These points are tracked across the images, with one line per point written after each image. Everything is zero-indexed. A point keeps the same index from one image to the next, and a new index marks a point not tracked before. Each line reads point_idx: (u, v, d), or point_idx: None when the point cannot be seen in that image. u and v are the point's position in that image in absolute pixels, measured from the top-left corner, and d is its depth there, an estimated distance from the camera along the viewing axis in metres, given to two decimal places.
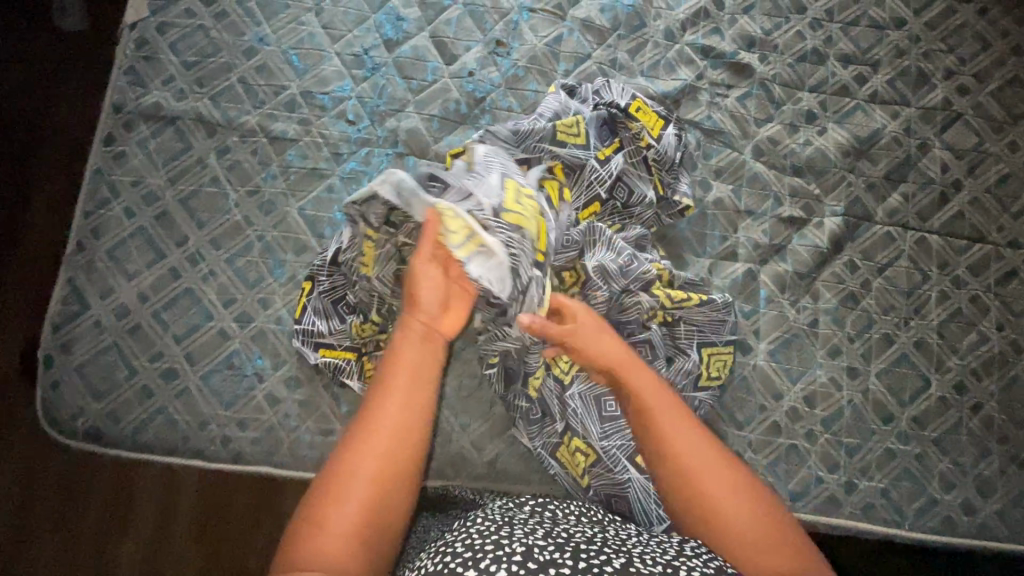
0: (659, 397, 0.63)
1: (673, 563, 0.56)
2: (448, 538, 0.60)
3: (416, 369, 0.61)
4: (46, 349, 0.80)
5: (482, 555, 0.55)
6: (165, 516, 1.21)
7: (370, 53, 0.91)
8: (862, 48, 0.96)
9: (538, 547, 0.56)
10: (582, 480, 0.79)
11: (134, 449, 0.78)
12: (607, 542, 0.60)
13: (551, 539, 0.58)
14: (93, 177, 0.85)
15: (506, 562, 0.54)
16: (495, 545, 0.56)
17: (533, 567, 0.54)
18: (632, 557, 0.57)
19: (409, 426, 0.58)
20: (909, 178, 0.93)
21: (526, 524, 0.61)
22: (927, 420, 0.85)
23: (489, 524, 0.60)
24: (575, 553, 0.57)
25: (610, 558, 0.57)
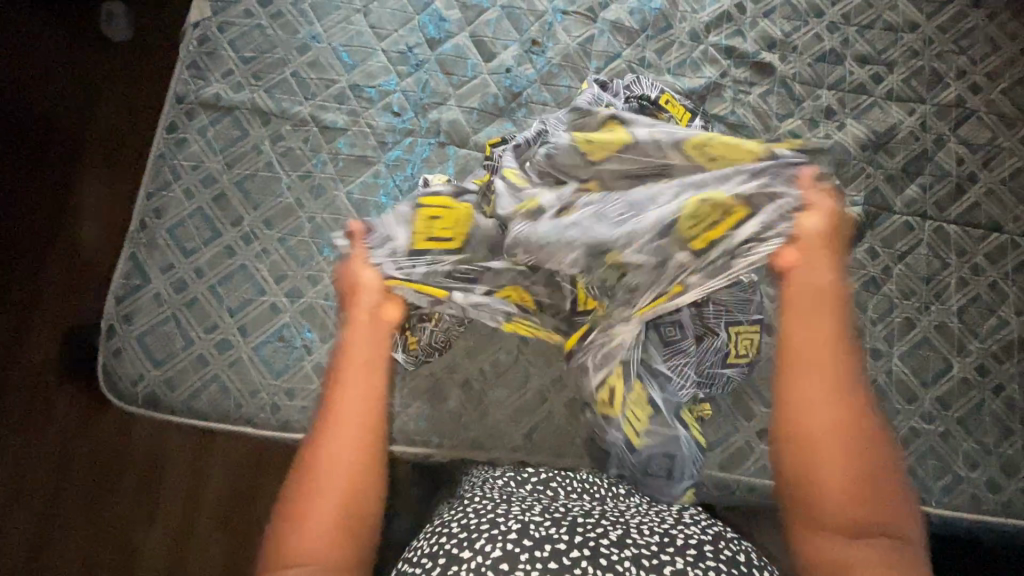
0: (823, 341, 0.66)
1: (670, 533, 0.60)
2: (444, 518, 0.63)
3: (365, 361, 0.70)
4: (110, 319, 0.85)
5: (478, 535, 0.58)
6: (193, 504, 1.25)
7: (414, 51, 0.97)
8: (877, 49, 1.02)
9: (535, 523, 0.58)
10: (632, 438, 0.75)
11: (189, 414, 0.83)
12: (605, 514, 0.63)
13: (548, 515, 0.60)
14: (156, 161, 0.91)
15: (501, 542, 0.57)
16: (490, 525, 0.58)
17: (528, 544, 0.56)
18: (629, 528, 0.60)
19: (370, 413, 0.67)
20: (926, 171, 0.97)
21: (522, 501, 0.63)
22: (950, 400, 0.88)
23: (486, 504, 0.63)
24: (571, 527, 0.59)
25: (607, 530, 0.59)
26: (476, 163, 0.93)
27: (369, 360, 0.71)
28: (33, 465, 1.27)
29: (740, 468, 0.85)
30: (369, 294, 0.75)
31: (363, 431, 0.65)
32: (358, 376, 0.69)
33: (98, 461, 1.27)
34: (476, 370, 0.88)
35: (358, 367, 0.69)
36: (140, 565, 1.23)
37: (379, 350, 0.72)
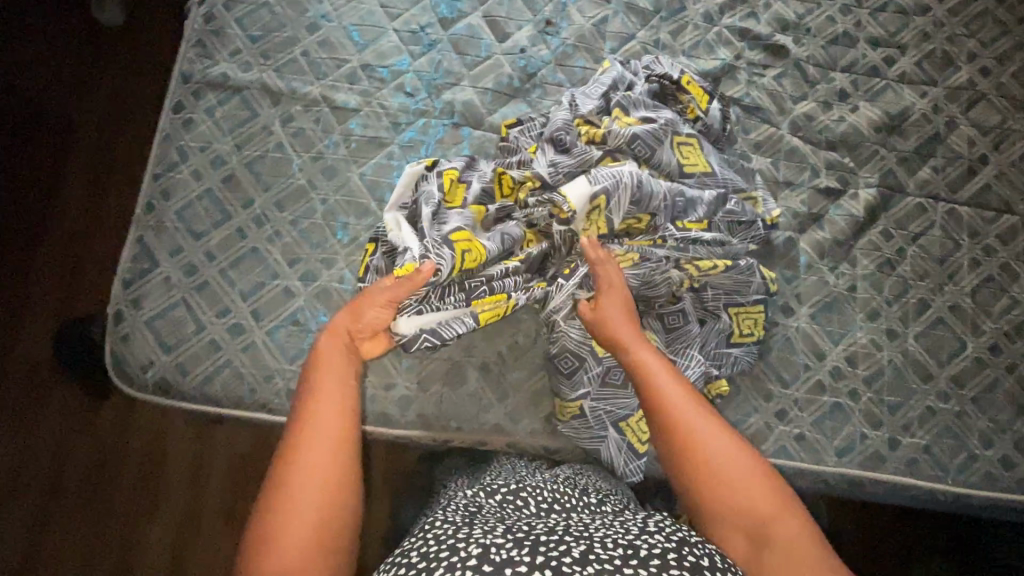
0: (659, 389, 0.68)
1: (633, 544, 0.58)
2: (405, 546, 0.60)
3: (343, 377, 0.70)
4: (117, 304, 0.83)
5: (437, 563, 0.56)
6: (195, 500, 1.23)
7: (426, 31, 0.95)
8: (890, 32, 1.02)
9: (495, 547, 0.57)
10: (598, 350, 0.82)
11: (202, 400, 0.81)
12: (569, 530, 0.61)
13: (510, 535, 0.58)
14: (163, 142, 0.88)
15: (461, 569, 0.55)
16: (450, 552, 0.56)
17: (489, 570, 0.54)
18: (593, 543, 0.58)
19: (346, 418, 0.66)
20: (938, 153, 0.97)
21: (485, 523, 0.61)
22: (965, 379, 0.88)
23: (448, 528, 0.60)
24: (533, 547, 0.57)
25: (570, 547, 0.57)
26: (491, 145, 0.92)
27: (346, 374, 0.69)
28: (28, 462, 1.23)
29: (760, 449, 0.85)
30: (353, 323, 0.74)
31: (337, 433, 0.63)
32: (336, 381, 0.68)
33: (95, 456, 1.24)
34: (493, 354, 0.87)
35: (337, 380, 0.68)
36: (141, 563, 1.20)
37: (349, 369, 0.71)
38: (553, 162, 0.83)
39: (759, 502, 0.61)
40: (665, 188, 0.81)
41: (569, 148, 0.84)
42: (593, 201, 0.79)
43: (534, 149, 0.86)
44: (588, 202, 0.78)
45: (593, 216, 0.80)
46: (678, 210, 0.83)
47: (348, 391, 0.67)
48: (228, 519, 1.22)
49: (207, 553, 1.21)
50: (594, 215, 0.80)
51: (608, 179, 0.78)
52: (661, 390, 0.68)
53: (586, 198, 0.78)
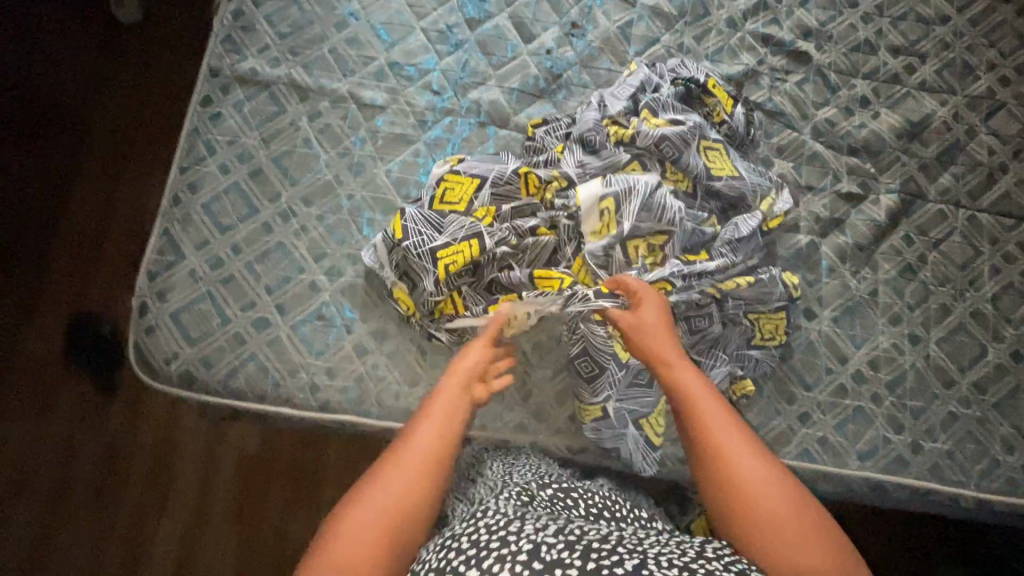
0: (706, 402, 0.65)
1: (689, 566, 0.54)
2: (455, 530, 0.60)
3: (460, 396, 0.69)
4: (142, 296, 0.82)
5: (488, 553, 0.55)
6: (206, 498, 1.21)
7: (453, 30, 0.96)
8: (910, 40, 1.03)
9: (546, 545, 0.55)
10: (621, 355, 0.81)
11: (226, 394, 0.80)
12: (623, 540, 0.58)
13: (562, 536, 0.57)
14: (190, 135, 0.88)
15: (509, 562, 0.54)
16: (500, 543, 0.55)
17: (538, 568, 0.53)
18: (646, 559, 0.55)
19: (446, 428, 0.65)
20: (958, 161, 0.98)
21: (537, 518, 0.60)
22: (986, 385, 0.88)
23: (499, 518, 0.60)
24: (585, 552, 0.54)
25: (622, 559, 0.54)
26: (517, 145, 0.92)
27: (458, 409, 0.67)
28: (39, 457, 1.22)
29: (782, 452, 0.85)
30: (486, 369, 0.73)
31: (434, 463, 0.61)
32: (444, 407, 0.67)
33: (105, 452, 1.23)
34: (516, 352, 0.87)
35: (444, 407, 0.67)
36: (150, 560, 1.19)
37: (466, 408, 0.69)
38: (582, 162, 0.84)
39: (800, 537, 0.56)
40: (675, 204, 0.80)
41: (598, 149, 0.84)
42: (604, 200, 0.79)
43: (561, 149, 0.86)
44: (598, 200, 0.79)
45: (605, 219, 0.79)
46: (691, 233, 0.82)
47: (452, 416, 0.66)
48: (239, 518, 1.21)
49: (217, 551, 1.20)
50: (605, 217, 0.79)
51: (619, 181, 0.79)
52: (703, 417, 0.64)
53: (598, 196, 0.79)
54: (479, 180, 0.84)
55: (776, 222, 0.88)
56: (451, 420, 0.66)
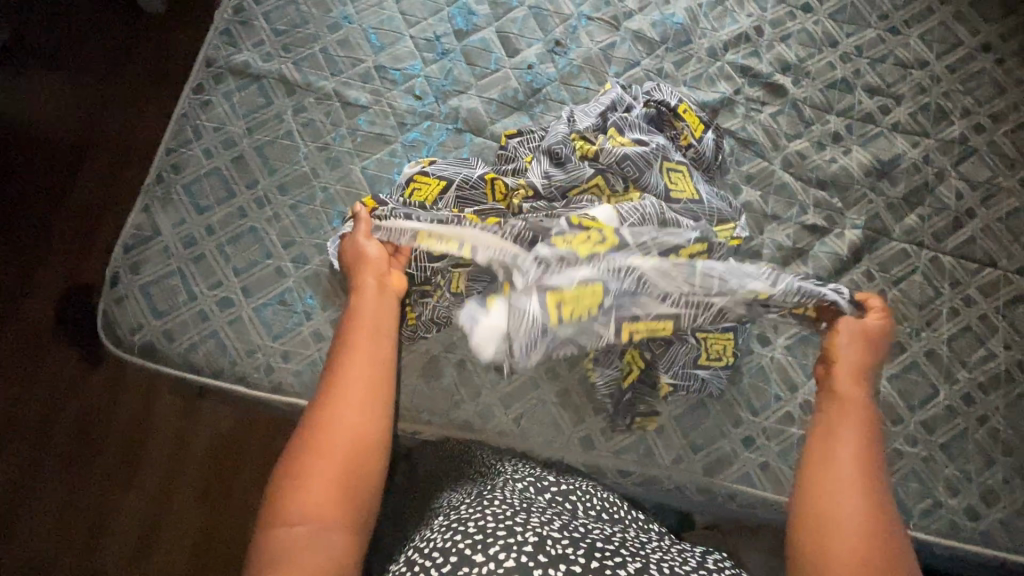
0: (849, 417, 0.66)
1: None
2: (461, 515, 0.61)
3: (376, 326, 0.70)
4: (116, 267, 0.86)
5: (493, 540, 0.56)
6: (174, 474, 1.22)
7: (441, 39, 1.00)
8: (887, 82, 1.05)
9: (552, 540, 0.56)
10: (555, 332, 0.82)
11: (183, 367, 0.83)
12: (625, 544, 0.60)
13: (567, 533, 0.58)
14: (180, 120, 0.93)
15: (516, 552, 0.55)
16: (507, 532, 0.56)
17: (544, 561, 0.54)
18: (648, 563, 0.57)
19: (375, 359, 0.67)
20: (925, 203, 0.99)
21: (542, 514, 0.61)
22: (935, 426, 0.89)
23: (505, 509, 0.61)
24: (589, 551, 0.56)
25: (625, 561, 0.56)
26: (491, 152, 0.96)
27: (378, 318, 0.71)
28: (18, 417, 1.25)
29: (723, 474, 0.86)
30: (380, 267, 0.78)
31: (373, 380, 0.65)
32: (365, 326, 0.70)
33: (81, 419, 1.25)
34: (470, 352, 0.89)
35: (369, 324, 0.70)
36: (111, 531, 1.20)
37: (391, 312, 0.73)
38: (548, 174, 0.86)
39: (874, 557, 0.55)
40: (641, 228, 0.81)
41: (562, 160, 0.86)
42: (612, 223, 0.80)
43: (529, 160, 0.89)
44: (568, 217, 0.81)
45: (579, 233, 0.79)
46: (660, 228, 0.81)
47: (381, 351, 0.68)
48: (203, 498, 1.21)
49: (178, 530, 1.20)
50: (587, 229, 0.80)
51: (573, 205, 0.84)
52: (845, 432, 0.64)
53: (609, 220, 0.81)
54: (445, 182, 0.87)
55: (732, 242, 0.89)
56: (377, 342, 0.68)
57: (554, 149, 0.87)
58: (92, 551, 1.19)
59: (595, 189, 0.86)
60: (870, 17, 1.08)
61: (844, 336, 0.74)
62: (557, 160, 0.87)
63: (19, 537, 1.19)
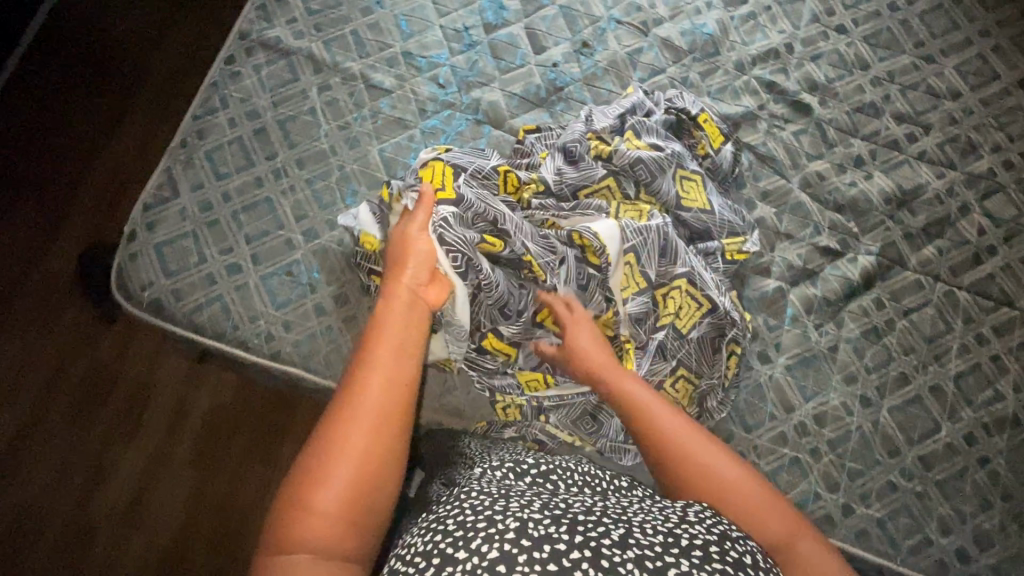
0: (651, 406, 0.68)
1: (673, 532, 0.54)
2: (438, 512, 0.57)
3: (404, 340, 0.62)
4: (134, 224, 0.89)
5: (472, 534, 0.53)
6: (173, 434, 1.25)
7: (470, 31, 1.01)
8: (916, 110, 1.03)
9: (534, 522, 0.54)
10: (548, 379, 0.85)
11: (187, 326, 0.85)
12: (607, 511, 0.58)
13: (548, 511, 0.55)
14: (209, 88, 0.96)
15: (498, 541, 0.52)
16: (487, 523, 0.53)
17: (526, 545, 0.52)
18: (631, 526, 0.55)
19: (402, 372, 0.59)
20: (945, 235, 0.97)
21: (521, 496, 0.58)
22: (932, 462, 0.86)
23: (483, 499, 0.57)
24: (571, 526, 0.54)
25: (608, 529, 0.54)
26: (508, 146, 0.96)
27: (408, 326, 0.64)
28: (29, 363, 1.29)
29: None
30: (426, 264, 0.73)
31: (393, 408, 0.57)
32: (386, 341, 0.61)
33: (89, 371, 1.28)
34: None
35: (390, 338, 0.62)
36: (107, 483, 1.23)
37: (420, 323, 0.66)
38: (561, 170, 0.87)
39: (768, 519, 0.58)
40: (651, 242, 0.83)
41: (576, 159, 0.87)
42: (610, 249, 0.81)
43: (544, 155, 0.90)
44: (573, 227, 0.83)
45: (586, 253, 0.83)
46: (655, 252, 0.83)
47: (406, 364, 0.60)
48: (197, 460, 1.23)
49: (170, 489, 1.22)
50: (587, 246, 0.82)
51: (580, 209, 0.86)
52: (653, 416, 0.67)
53: (609, 240, 0.81)
54: (460, 169, 0.88)
55: (740, 258, 0.89)
56: (404, 352, 0.61)
57: (571, 146, 0.88)
58: (87, 501, 1.22)
59: (605, 190, 0.87)
60: (906, 44, 1.06)
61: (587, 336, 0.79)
62: (572, 158, 0.88)
63: (20, 480, 1.23)
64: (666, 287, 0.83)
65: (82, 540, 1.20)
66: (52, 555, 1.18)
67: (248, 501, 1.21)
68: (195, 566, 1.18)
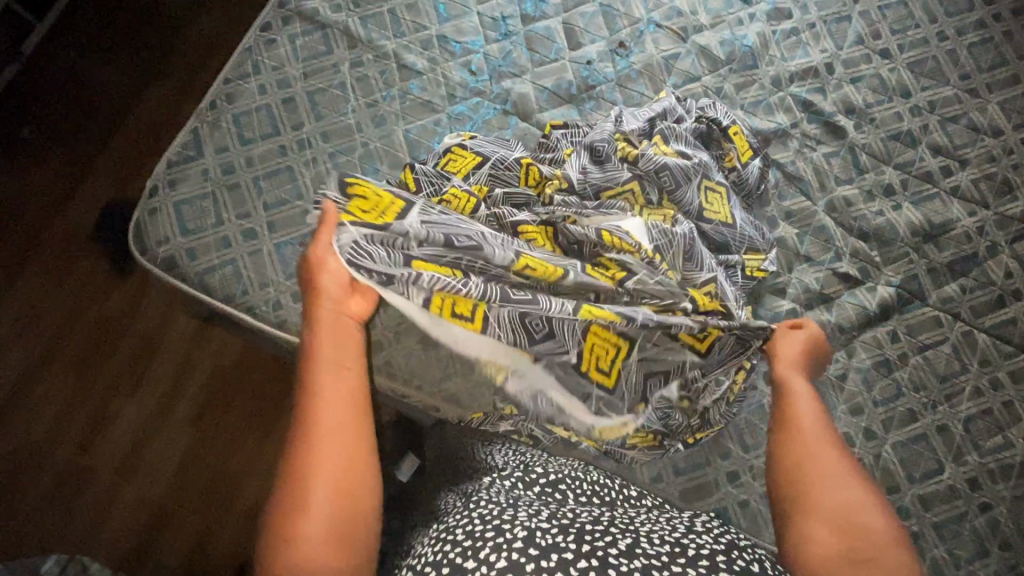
0: (802, 411, 0.68)
1: (680, 544, 0.56)
2: (449, 523, 0.60)
3: (338, 356, 0.66)
4: (156, 180, 0.90)
5: (481, 544, 0.55)
6: (174, 393, 1.26)
7: (507, 21, 1.01)
8: (955, 143, 1.00)
9: (541, 531, 0.55)
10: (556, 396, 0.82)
11: (198, 286, 0.86)
12: (614, 521, 0.59)
13: (555, 521, 0.57)
14: (243, 54, 0.96)
15: (506, 550, 0.53)
16: (496, 532, 0.55)
17: (534, 554, 0.53)
18: (638, 537, 0.56)
19: (345, 383, 0.63)
20: (970, 274, 0.95)
21: (529, 507, 0.60)
22: (932, 502, 0.84)
23: (492, 510, 0.59)
24: (579, 535, 0.55)
25: (615, 539, 0.56)
26: (533, 139, 0.96)
27: (342, 344, 0.68)
28: (43, 308, 1.31)
29: (699, 502, 0.84)
30: (342, 281, 0.73)
31: (346, 428, 0.60)
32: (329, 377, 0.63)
33: (100, 323, 1.30)
34: None
35: (330, 367, 0.64)
36: (105, 434, 1.24)
37: (352, 336, 0.69)
38: (585, 170, 0.86)
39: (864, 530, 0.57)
40: (684, 246, 0.81)
41: (602, 159, 0.86)
42: (643, 243, 0.80)
43: (569, 152, 0.89)
44: (600, 227, 0.81)
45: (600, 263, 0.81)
46: (690, 254, 0.81)
47: (347, 375, 0.64)
48: (196, 421, 1.25)
49: (166, 448, 1.24)
50: (621, 246, 0.80)
51: (602, 209, 0.84)
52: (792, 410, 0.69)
53: (639, 237, 0.81)
54: (481, 158, 0.88)
55: (759, 275, 0.88)
56: (340, 366, 0.65)
57: (597, 147, 0.87)
58: (85, 449, 1.24)
59: (629, 193, 0.86)
60: (951, 74, 1.03)
61: (785, 344, 0.77)
62: (596, 158, 0.87)
63: (23, 421, 1.25)
64: (695, 290, 0.81)
65: (77, 487, 1.22)
66: (45, 500, 1.21)
67: (241, 467, 1.22)
68: (182, 526, 1.19)
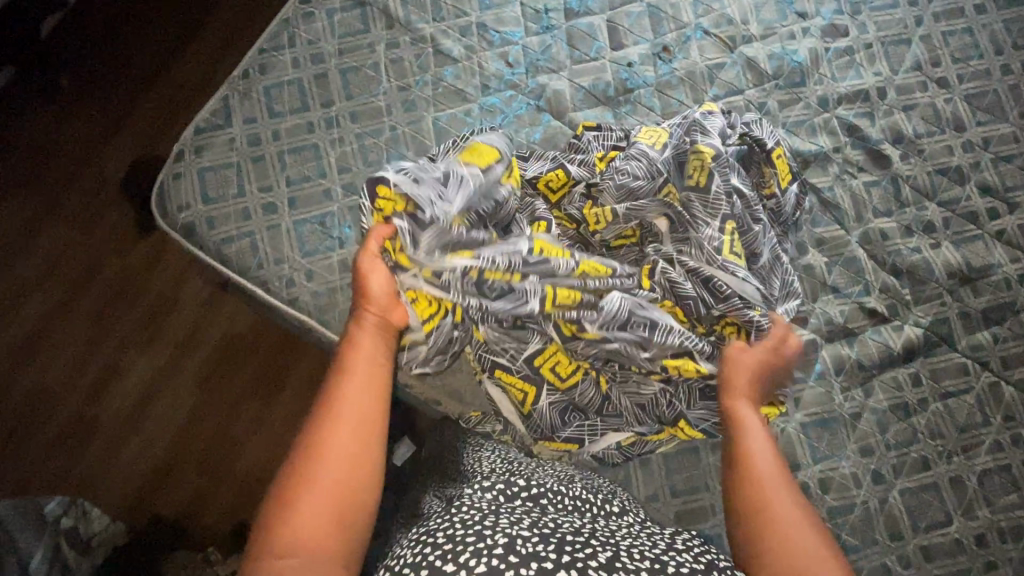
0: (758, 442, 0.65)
1: (660, 560, 0.56)
2: (430, 525, 0.58)
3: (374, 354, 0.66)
4: (182, 145, 0.90)
5: (463, 548, 0.54)
6: (186, 353, 1.28)
7: (549, 13, 0.98)
8: (1006, 184, 0.95)
9: (522, 539, 0.55)
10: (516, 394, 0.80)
11: (216, 256, 0.86)
12: (596, 534, 0.59)
13: (536, 530, 0.57)
14: (281, 25, 0.95)
15: (486, 556, 0.53)
16: (476, 537, 0.54)
17: (513, 561, 0.52)
18: (619, 552, 0.56)
19: (377, 378, 0.64)
20: (1005, 323, 0.90)
21: (511, 514, 0.60)
22: (935, 555, 0.82)
23: (473, 514, 0.59)
24: (559, 546, 0.55)
25: (595, 552, 0.55)
26: (563, 138, 0.93)
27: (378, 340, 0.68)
28: (66, 258, 1.33)
29: (694, 527, 0.83)
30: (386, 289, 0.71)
31: (367, 415, 0.60)
32: (354, 395, 0.61)
33: (120, 276, 1.32)
34: None
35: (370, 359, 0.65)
36: (117, 385, 1.27)
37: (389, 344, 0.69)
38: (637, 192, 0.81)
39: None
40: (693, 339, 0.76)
41: (653, 173, 0.81)
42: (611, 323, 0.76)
43: (602, 161, 0.86)
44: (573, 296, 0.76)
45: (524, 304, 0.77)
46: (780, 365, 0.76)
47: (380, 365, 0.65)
48: (204, 382, 1.26)
49: (173, 406, 1.26)
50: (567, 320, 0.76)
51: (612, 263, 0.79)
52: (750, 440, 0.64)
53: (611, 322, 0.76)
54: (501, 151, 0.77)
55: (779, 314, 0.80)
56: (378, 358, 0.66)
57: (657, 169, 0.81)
58: (97, 398, 1.26)
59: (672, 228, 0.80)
60: (1011, 111, 0.98)
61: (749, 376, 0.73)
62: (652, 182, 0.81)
63: (39, 365, 1.28)
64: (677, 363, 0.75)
65: (86, 434, 1.25)
66: (54, 444, 1.24)
67: (243, 433, 1.24)
68: (180, 484, 1.22)
